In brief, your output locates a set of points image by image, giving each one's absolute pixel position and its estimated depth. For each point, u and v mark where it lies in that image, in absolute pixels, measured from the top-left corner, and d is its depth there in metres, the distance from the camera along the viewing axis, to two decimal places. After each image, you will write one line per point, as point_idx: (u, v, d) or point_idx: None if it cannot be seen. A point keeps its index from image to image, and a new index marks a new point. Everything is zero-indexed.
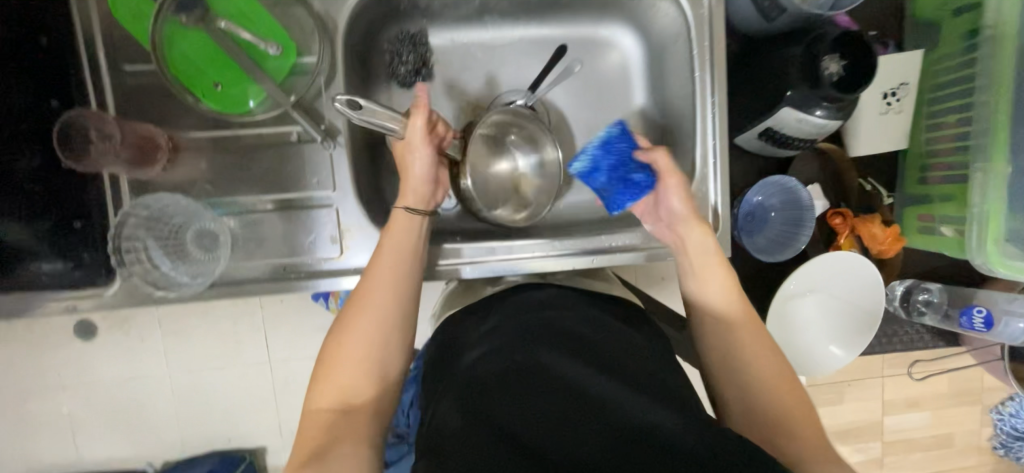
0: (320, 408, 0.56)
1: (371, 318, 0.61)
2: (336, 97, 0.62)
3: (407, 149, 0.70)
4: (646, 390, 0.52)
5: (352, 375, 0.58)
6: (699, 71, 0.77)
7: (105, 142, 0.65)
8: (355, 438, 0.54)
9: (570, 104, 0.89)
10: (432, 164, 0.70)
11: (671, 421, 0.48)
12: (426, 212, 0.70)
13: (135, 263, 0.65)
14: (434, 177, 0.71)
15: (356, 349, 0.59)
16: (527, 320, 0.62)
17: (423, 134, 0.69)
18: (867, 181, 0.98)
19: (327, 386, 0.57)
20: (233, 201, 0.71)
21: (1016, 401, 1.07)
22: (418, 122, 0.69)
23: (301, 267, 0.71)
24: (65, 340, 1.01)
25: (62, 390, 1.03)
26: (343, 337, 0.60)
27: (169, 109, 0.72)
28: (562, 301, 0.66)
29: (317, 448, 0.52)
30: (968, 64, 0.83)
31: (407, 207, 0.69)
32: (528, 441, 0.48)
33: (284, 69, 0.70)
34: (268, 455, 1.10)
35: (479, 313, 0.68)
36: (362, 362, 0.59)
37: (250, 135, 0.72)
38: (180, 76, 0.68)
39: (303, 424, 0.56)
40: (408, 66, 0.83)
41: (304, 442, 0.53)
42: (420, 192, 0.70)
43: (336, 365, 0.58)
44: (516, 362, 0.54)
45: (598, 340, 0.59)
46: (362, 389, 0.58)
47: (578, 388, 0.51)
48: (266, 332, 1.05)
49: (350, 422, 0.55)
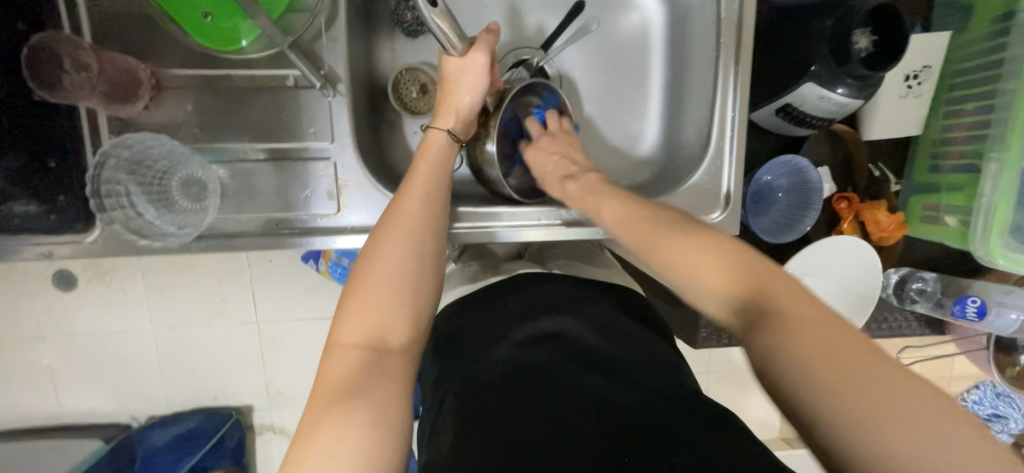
0: (348, 346, 0.51)
1: (394, 262, 0.56)
2: None
3: (463, 70, 0.68)
4: (655, 388, 0.51)
5: (383, 313, 0.53)
6: (724, 37, 0.74)
7: (79, 73, 0.59)
8: (391, 381, 0.50)
9: (584, 67, 0.85)
10: (484, 97, 0.69)
11: (689, 416, 0.47)
12: (463, 141, 0.69)
13: (115, 209, 0.61)
14: (479, 110, 0.71)
15: (384, 288, 0.54)
16: (537, 318, 0.61)
17: (487, 61, 0.68)
18: (877, 167, 0.96)
19: (355, 323, 0.53)
20: (222, 149, 0.66)
21: (982, 388, 1.12)
22: (484, 48, 0.68)
23: (294, 223, 0.68)
24: (42, 290, 0.97)
25: (40, 340, 0.99)
26: (369, 274, 0.55)
27: (150, 41, 0.65)
28: (572, 293, 0.66)
29: (347, 389, 0.48)
30: (995, 49, 0.81)
31: (448, 129, 0.68)
32: (539, 430, 0.46)
33: (280, 4, 0.65)
34: (254, 413, 1.09)
35: (488, 301, 0.68)
36: (392, 303, 0.54)
37: (242, 77, 0.66)
38: (165, 5, 0.62)
39: (325, 364, 0.51)
40: (414, 12, 0.75)
41: (328, 384, 0.49)
42: (462, 117, 0.69)
43: (363, 304, 0.53)
44: (519, 361, 0.55)
45: (612, 331, 0.60)
46: (396, 331, 0.53)
47: (588, 377, 0.52)
48: (254, 290, 1.02)
49: (379, 363, 0.50)
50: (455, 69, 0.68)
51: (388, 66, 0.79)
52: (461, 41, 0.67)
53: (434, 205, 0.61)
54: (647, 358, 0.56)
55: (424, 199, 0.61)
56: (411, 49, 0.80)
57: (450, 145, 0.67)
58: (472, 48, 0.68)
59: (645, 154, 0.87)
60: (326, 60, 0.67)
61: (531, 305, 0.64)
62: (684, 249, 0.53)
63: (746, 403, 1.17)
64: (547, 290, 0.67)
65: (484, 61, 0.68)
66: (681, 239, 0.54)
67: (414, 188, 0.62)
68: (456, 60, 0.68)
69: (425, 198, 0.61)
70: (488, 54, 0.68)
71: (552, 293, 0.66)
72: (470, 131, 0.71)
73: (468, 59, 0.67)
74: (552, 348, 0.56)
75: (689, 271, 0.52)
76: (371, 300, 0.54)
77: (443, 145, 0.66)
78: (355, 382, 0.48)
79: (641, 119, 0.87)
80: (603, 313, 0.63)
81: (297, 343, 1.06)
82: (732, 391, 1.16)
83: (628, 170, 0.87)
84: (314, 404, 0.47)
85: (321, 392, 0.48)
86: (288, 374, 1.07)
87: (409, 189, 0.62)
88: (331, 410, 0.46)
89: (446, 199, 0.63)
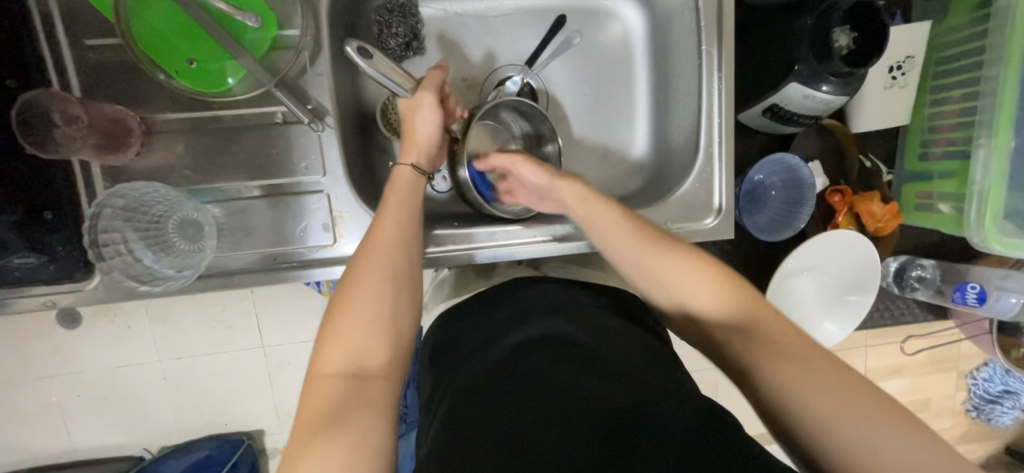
0: (328, 375, 0.52)
1: (372, 287, 0.57)
2: (348, 43, 0.64)
3: (415, 109, 0.68)
4: (641, 384, 0.51)
5: (361, 338, 0.54)
6: (706, 44, 0.74)
7: (71, 127, 0.60)
8: (371, 405, 0.50)
9: (569, 80, 0.85)
10: (441, 130, 0.69)
11: (675, 414, 0.47)
12: (428, 174, 0.69)
13: (114, 257, 0.61)
14: (439, 142, 0.70)
15: (362, 313, 0.55)
16: (526, 324, 0.62)
17: (435, 98, 0.68)
18: (868, 158, 0.96)
19: (333, 351, 0.53)
20: (217, 188, 0.67)
21: (990, 366, 1.12)
22: (431, 86, 0.68)
23: (292, 256, 0.68)
24: (47, 330, 0.98)
25: (49, 380, 1.00)
26: (346, 300, 0.56)
27: (139, 88, 0.66)
28: (560, 295, 0.66)
29: (328, 417, 0.48)
30: (977, 36, 0.81)
31: (412, 164, 0.68)
32: (523, 436, 0.47)
33: (264, 42, 0.65)
34: (266, 437, 1.09)
35: (481, 308, 0.69)
36: (371, 328, 0.55)
37: (231, 116, 0.67)
38: (150, 51, 0.62)
39: (306, 394, 0.51)
40: (398, 39, 0.78)
41: (310, 413, 0.49)
42: (424, 150, 0.69)
43: (344, 331, 0.54)
44: (505, 365, 0.56)
45: (596, 331, 0.58)
46: (374, 355, 0.54)
47: (571, 379, 0.51)
48: (257, 316, 1.03)
49: (361, 388, 0.51)
50: (407, 109, 0.68)
51: (375, 93, 0.80)
52: (404, 82, 0.69)
53: (408, 230, 0.63)
54: (636, 353, 0.56)
55: (399, 223, 0.63)
56: None
57: (416, 179, 0.67)
58: (420, 87, 0.68)
59: (636, 162, 0.87)
60: (314, 94, 0.68)
61: (522, 311, 0.65)
62: (677, 277, 0.57)
63: None
64: (534, 295, 0.68)
65: (432, 98, 0.68)
66: (670, 257, 0.58)
67: (390, 212, 0.63)
68: (406, 101, 0.68)
69: (399, 226, 0.62)
70: (435, 91, 0.68)
71: (541, 297, 0.67)
72: (435, 163, 0.72)
73: (416, 99, 0.68)
74: (537, 352, 0.56)
75: (680, 290, 0.57)
76: (349, 327, 0.54)
77: (410, 180, 0.67)
78: (333, 411, 0.49)
79: (629, 127, 0.87)
80: (590, 311, 0.63)
81: (304, 365, 1.06)
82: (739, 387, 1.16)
83: (619, 178, 0.87)
84: (296, 435, 0.48)
85: (304, 421, 0.49)
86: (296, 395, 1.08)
87: (384, 214, 0.63)
88: (312, 439, 0.47)
89: (419, 222, 0.65)
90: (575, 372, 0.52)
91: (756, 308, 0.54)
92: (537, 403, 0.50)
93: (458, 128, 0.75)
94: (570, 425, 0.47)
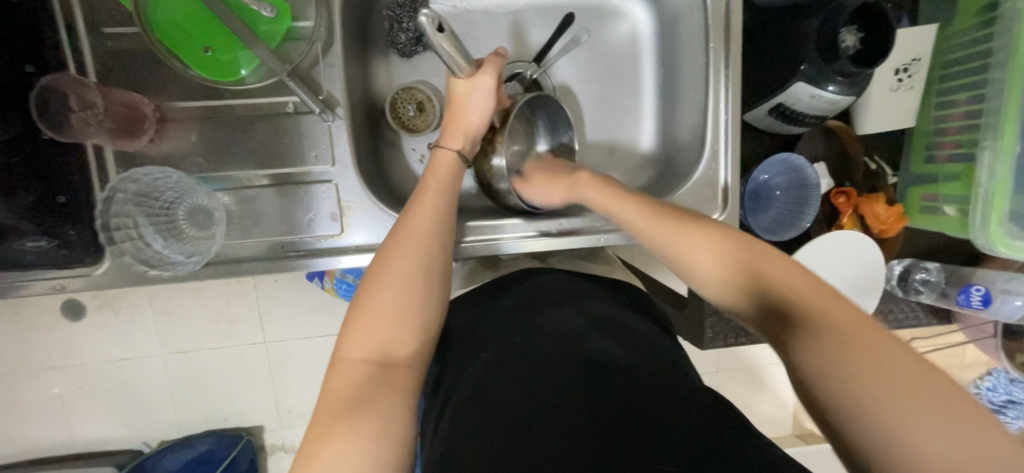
0: (354, 361, 0.52)
1: (400, 279, 0.57)
2: (422, 11, 0.57)
3: (470, 93, 0.69)
4: (659, 380, 0.50)
5: (389, 328, 0.54)
6: (714, 41, 0.74)
7: (86, 112, 0.61)
8: (396, 394, 0.51)
9: (577, 77, 0.86)
10: (490, 118, 0.70)
11: (693, 414, 0.47)
12: (470, 161, 0.70)
13: (124, 240, 0.62)
14: (485, 130, 0.72)
15: (391, 302, 0.55)
16: (544, 311, 0.62)
17: (494, 84, 0.70)
18: (873, 160, 0.96)
19: (360, 338, 0.53)
20: (227, 176, 0.68)
21: (995, 375, 1.11)
22: (491, 70, 0.70)
23: (298, 245, 0.69)
24: (53, 320, 0.98)
25: (52, 371, 1.00)
26: (376, 289, 0.56)
27: (154, 77, 0.68)
28: (568, 289, 0.67)
29: (352, 404, 0.49)
30: (981, 40, 0.82)
31: (457, 149, 0.69)
32: (533, 421, 0.47)
33: (277, 33, 0.66)
34: (266, 434, 1.09)
35: (486, 299, 0.69)
36: (397, 318, 0.55)
37: (242, 105, 0.68)
38: (166, 40, 0.63)
39: (330, 379, 0.52)
40: (409, 33, 0.78)
41: (334, 399, 0.50)
42: (471, 136, 0.70)
43: (372, 319, 0.54)
44: (524, 349, 0.56)
45: (610, 327, 0.59)
46: (399, 345, 0.54)
47: (592, 370, 0.51)
48: (261, 311, 1.03)
49: (385, 377, 0.52)
50: (463, 92, 0.70)
51: (383, 87, 0.81)
52: (466, 66, 0.67)
53: (440, 223, 0.62)
54: (650, 352, 0.56)
55: (432, 215, 0.63)
56: (407, 68, 0.82)
57: (459, 164, 0.69)
58: (477, 70, 0.69)
59: (642, 160, 0.88)
60: (324, 85, 0.69)
61: (532, 302, 0.65)
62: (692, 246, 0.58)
63: (758, 405, 1.15)
64: (544, 286, 0.68)
65: (490, 83, 0.69)
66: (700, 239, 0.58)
67: (424, 204, 0.63)
68: (463, 83, 0.69)
69: (433, 217, 0.62)
70: (494, 77, 0.70)
71: (552, 287, 0.67)
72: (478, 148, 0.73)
73: (475, 83, 0.69)
74: (555, 339, 0.56)
75: (682, 257, 0.58)
76: (376, 316, 0.55)
77: (450, 166, 0.68)
78: (359, 398, 0.49)
79: (635, 126, 0.88)
80: (606, 307, 0.63)
81: (305, 362, 1.07)
82: (745, 393, 1.14)
83: (625, 176, 0.88)
84: (321, 417, 0.49)
85: (327, 406, 0.50)
86: (297, 393, 1.08)
87: (419, 206, 0.63)
88: (336, 424, 0.47)
89: (454, 214, 0.65)
90: (600, 365, 0.52)
91: (769, 265, 0.53)
92: (560, 395, 0.49)
93: (499, 118, 0.76)
94: (589, 414, 0.47)
